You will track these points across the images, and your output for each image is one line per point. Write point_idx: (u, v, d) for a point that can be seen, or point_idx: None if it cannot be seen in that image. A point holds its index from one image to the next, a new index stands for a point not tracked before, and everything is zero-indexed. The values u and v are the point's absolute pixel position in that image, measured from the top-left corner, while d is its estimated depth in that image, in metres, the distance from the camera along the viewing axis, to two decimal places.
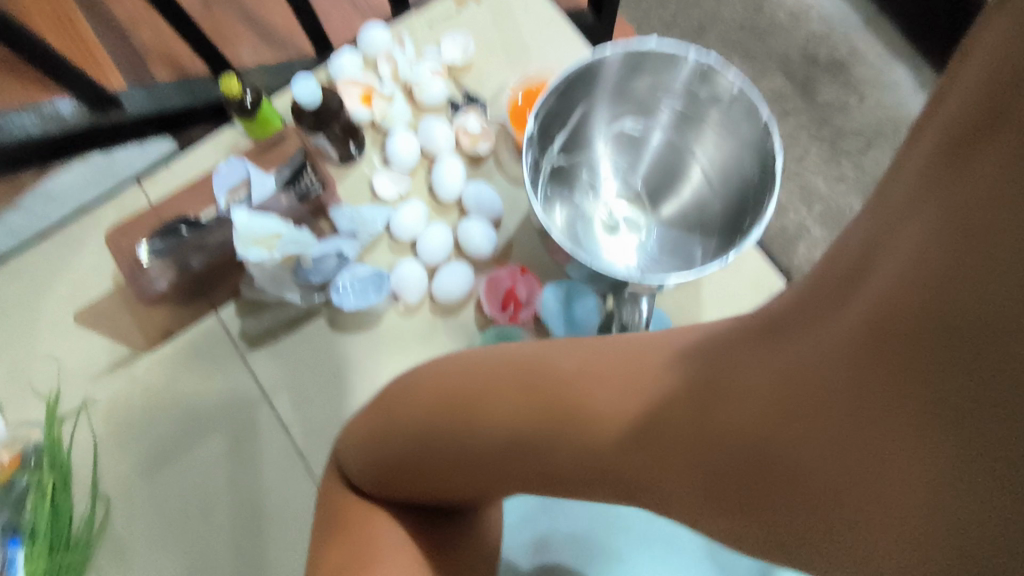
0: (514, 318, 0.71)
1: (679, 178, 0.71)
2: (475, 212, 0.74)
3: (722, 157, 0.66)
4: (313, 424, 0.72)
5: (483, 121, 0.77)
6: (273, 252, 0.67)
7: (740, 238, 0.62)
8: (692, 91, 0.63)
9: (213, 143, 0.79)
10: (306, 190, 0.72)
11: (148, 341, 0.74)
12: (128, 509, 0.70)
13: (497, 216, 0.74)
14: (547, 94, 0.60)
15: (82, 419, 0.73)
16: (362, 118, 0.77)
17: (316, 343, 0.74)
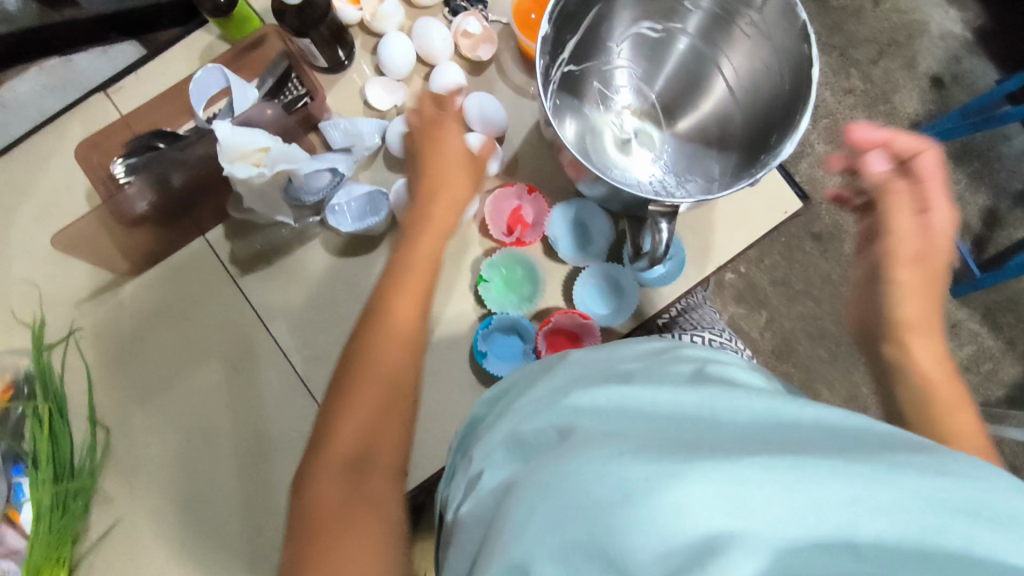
0: (522, 241, 0.68)
1: (700, 91, 0.66)
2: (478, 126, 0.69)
3: (749, 64, 0.60)
4: (313, 350, 0.70)
5: (484, 24, 0.71)
6: (263, 169, 0.61)
7: (764, 155, 0.58)
8: None
9: (185, 46, 0.72)
10: (292, 100, 0.67)
11: (133, 265, 0.70)
12: (128, 436, 0.69)
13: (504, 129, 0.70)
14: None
15: (71, 346, 0.70)
16: (351, 18, 0.70)
17: (312, 267, 0.71)
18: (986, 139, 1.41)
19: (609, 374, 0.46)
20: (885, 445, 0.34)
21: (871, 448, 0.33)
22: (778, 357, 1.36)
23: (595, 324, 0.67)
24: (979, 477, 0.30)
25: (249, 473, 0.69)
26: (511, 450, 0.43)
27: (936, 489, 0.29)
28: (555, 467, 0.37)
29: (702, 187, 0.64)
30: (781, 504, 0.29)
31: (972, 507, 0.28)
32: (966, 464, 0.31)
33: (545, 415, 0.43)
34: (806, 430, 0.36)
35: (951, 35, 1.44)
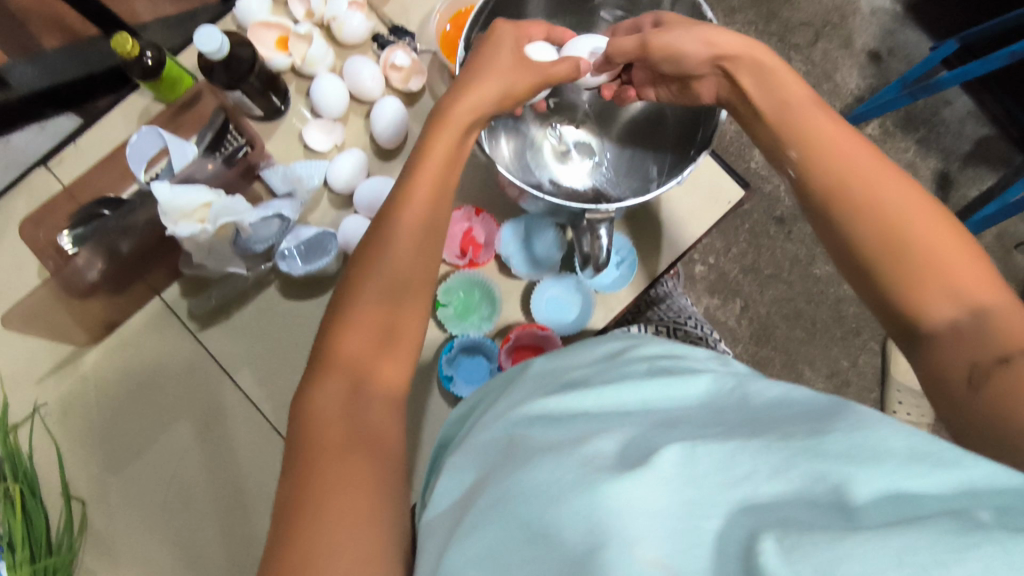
0: (475, 262, 0.68)
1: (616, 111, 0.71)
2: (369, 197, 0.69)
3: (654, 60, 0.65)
4: (281, 398, 0.70)
5: (413, 54, 0.72)
6: (207, 225, 0.61)
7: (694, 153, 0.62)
8: None
9: (120, 111, 0.72)
10: (232, 153, 0.67)
11: (93, 334, 0.70)
12: (105, 508, 0.68)
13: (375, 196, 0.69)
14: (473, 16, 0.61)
15: (38, 423, 0.69)
16: (281, 65, 0.71)
17: (271, 314, 0.71)
18: (929, 105, 1.44)
19: (557, 385, 0.46)
20: (791, 413, 0.35)
21: (789, 420, 0.34)
22: (756, 342, 1.37)
23: (555, 334, 0.67)
24: (867, 424, 0.31)
25: (231, 530, 0.68)
26: (465, 462, 0.42)
27: (819, 441, 0.30)
28: (498, 476, 0.36)
29: (641, 187, 0.67)
30: (684, 479, 0.30)
31: (852, 449, 0.29)
32: (856, 418, 0.32)
33: (494, 427, 0.42)
34: (735, 416, 0.36)
35: (881, 11, 1.48)
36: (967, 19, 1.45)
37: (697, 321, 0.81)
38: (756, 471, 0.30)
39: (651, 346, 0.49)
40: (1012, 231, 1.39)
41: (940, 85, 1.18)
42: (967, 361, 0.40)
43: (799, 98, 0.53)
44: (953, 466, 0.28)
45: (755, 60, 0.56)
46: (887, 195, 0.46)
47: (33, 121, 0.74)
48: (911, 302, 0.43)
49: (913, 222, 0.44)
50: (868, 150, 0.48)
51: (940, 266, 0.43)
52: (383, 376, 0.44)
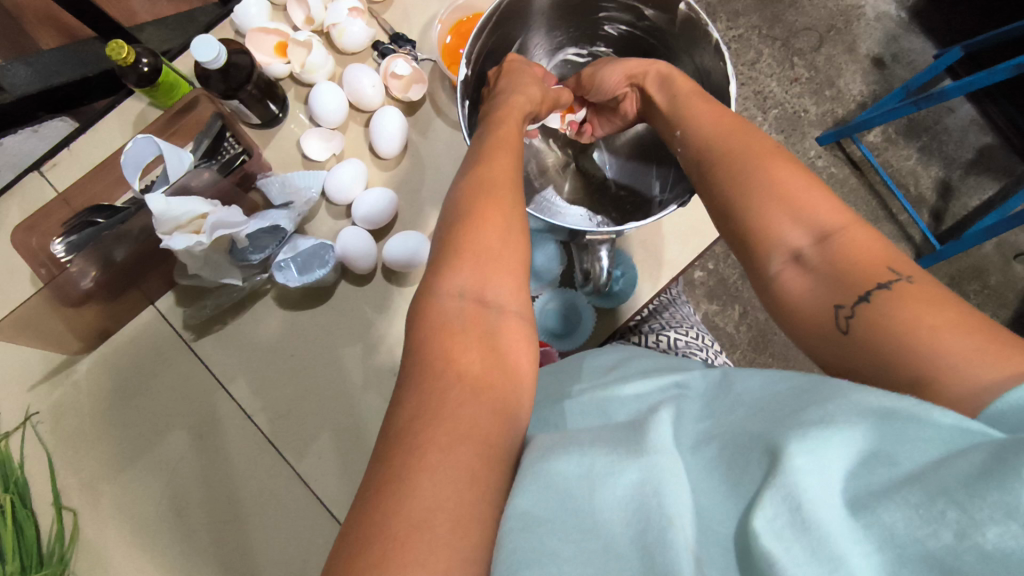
0: None
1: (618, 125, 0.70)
2: (367, 215, 0.68)
3: None
4: (277, 409, 0.69)
5: (414, 63, 0.70)
6: (201, 236, 0.59)
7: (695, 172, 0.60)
8: (636, 11, 0.65)
9: (116, 116, 0.71)
10: (230, 161, 0.66)
11: (86, 342, 0.69)
12: (97, 517, 0.67)
13: (374, 217, 0.68)
14: (478, 27, 0.59)
15: (30, 431, 0.68)
16: (280, 72, 0.70)
17: (266, 323, 0.71)
18: (931, 113, 1.43)
19: (556, 394, 0.47)
20: (775, 394, 0.36)
21: (770, 404, 0.35)
22: (755, 349, 1.37)
23: (554, 349, 0.66)
24: (831, 395, 0.32)
25: (224, 541, 0.67)
26: None
27: (797, 417, 0.32)
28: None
29: (643, 206, 0.66)
30: (693, 478, 0.33)
31: (821, 418, 0.31)
32: (827, 389, 0.33)
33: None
34: (727, 406, 0.37)
35: (886, 16, 1.46)
36: (973, 25, 1.44)
37: (699, 331, 0.80)
38: (751, 464, 0.32)
39: (651, 357, 0.50)
40: (1012, 240, 1.39)
41: (942, 96, 1.18)
42: (832, 303, 0.39)
43: (687, 88, 0.56)
44: (911, 421, 0.29)
45: (647, 69, 0.60)
46: (745, 145, 0.47)
47: (25, 125, 0.73)
48: (768, 237, 0.43)
49: (769, 168, 0.45)
50: (731, 116, 0.50)
51: (797, 204, 0.43)
52: (497, 360, 0.39)
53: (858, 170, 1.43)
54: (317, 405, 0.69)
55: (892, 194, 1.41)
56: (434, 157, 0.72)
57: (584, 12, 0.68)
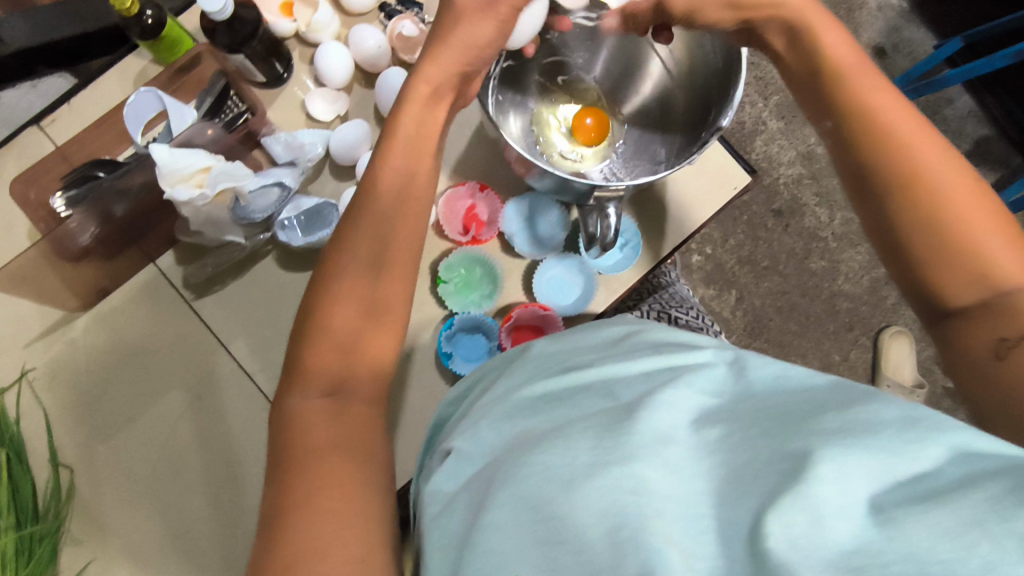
0: (478, 239, 0.68)
1: (640, 70, 0.66)
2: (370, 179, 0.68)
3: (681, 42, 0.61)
4: (276, 370, 0.69)
5: (421, 25, 0.71)
6: (204, 190, 0.59)
7: (703, 135, 0.60)
8: None
9: (117, 72, 0.70)
10: (233, 120, 0.66)
11: (84, 300, 0.68)
12: (94, 476, 0.67)
13: None
14: None
15: (25, 388, 0.67)
16: (286, 30, 0.69)
17: (268, 285, 0.70)
18: (930, 103, 1.44)
19: (554, 364, 0.47)
20: (791, 391, 0.37)
21: (788, 404, 0.35)
22: (750, 334, 1.37)
23: (557, 315, 0.67)
24: (855, 405, 0.33)
25: (221, 501, 0.67)
26: (488, 424, 0.43)
27: (824, 422, 0.32)
28: (513, 461, 0.37)
29: (651, 171, 0.66)
30: (705, 476, 0.33)
31: (854, 427, 0.31)
32: (850, 400, 0.34)
33: (484, 420, 0.43)
34: (742, 398, 0.37)
35: (888, 6, 1.47)
36: (974, 17, 1.44)
37: (699, 311, 0.81)
38: (764, 466, 0.32)
39: (655, 330, 0.49)
40: None
41: (942, 83, 1.18)
42: (995, 334, 0.39)
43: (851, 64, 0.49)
44: (933, 432, 0.30)
45: (799, 13, 0.50)
46: (938, 176, 0.43)
47: (23, 79, 0.73)
48: (937, 277, 0.42)
49: (949, 189, 0.42)
50: (922, 127, 0.45)
51: (977, 251, 0.41)
52: (379, 344, 0.44)
53: None
54: None
55: None
56: None
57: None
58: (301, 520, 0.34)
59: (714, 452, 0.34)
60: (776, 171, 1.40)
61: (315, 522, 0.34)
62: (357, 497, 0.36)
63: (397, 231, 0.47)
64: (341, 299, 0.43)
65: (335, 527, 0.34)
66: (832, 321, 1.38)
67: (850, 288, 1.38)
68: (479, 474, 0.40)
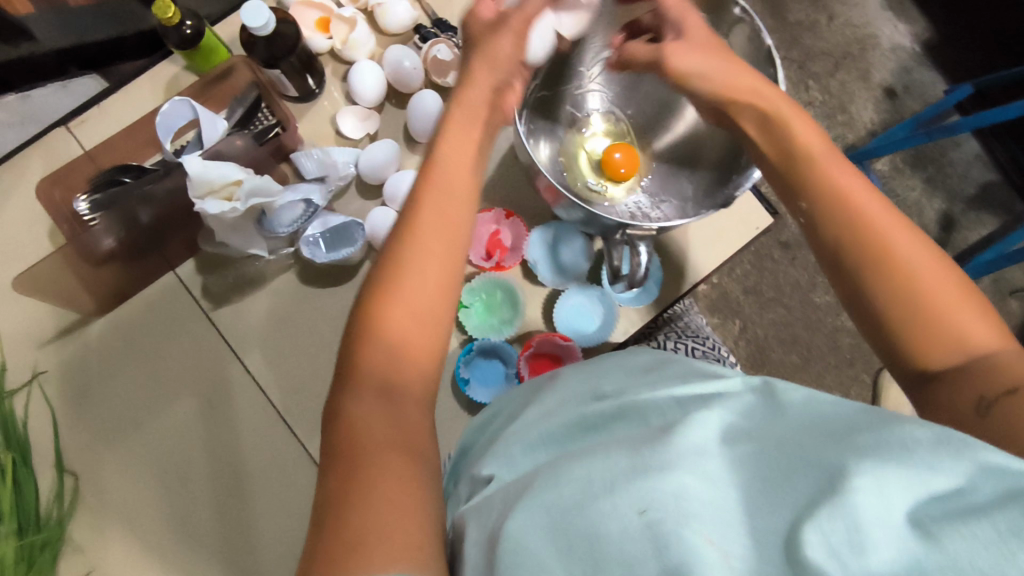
0: (501, 265, 0.68)
1: (674, 113, 0.67)
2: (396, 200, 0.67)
3: None
4: (291, 384, 0.69)
5: (455, 50, 0.71)
6: (235, 204, 0.59)
7: (728, 183, 0.60)
8: None
9: (149, 77, 0.70)
10: (263, 132, 0.66)
11: (101, 304, 0.67)
12: (99, 483, 0.66)
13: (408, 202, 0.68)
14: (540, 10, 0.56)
15: (36, 390, 0.66)
16: (321, 46, 0.69)
17: (288, 298, 0.70)
18: (938, 145, 1.46)
19: (585, 391, 0.47)
20: (820, 412, 0.36)
21: (819, 425, 0.35)
22: (752, 364, 1.38)
23: (576, 346, 0.66)
24: (882, 426, 0.33)
25: (227, 514, 0.66)
26: (519, 448, 0.43)
27: (857, 441, 0.32)
28: (544, 471, 0.37)
29: (680, 209, 0.66)
30: (738, 487, 0.33)
31: (884, 444, 0.31)
32: (880, 422, 0.34)
33: (517, 443, 0.43)
34: (774, 416, 0.37)
35: (901, 48, 1.49)
36: (985, 64, 1.47)
37: (713, 342, 0.81)
38: (798, 481, 0.32)
39: (688, 359, 0.49)
40: (1007, 276, 1.42)
41: (954, 128, 1.18)
42: (975, 393, 0.37)
43: (820, 152, 0.47)
44: (963, 447, 0.30)
45: (768, 100, 0.50)
46: (905, 256, 0.42)
47: (54, 80, 0.71)
48: (918, 342, 0.40)
49: (913, 259, 0.41)
50: (890, 210, 0.44)
51: (948, 319, 0.40)
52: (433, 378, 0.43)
53: None
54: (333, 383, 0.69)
55: None
56: None
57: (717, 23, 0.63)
58: (361, 503, 0.33)
59: (745, 466, 0.34)
60: (784, 204, 1.42)
61: (371, 508, 0.33)
62: (411, 491, 0.35)
63: (446, 230, 0.45)
64: (391, 302, 0.42)
65: (395, 511, 0.33)
66: (834, 355, 1.39)
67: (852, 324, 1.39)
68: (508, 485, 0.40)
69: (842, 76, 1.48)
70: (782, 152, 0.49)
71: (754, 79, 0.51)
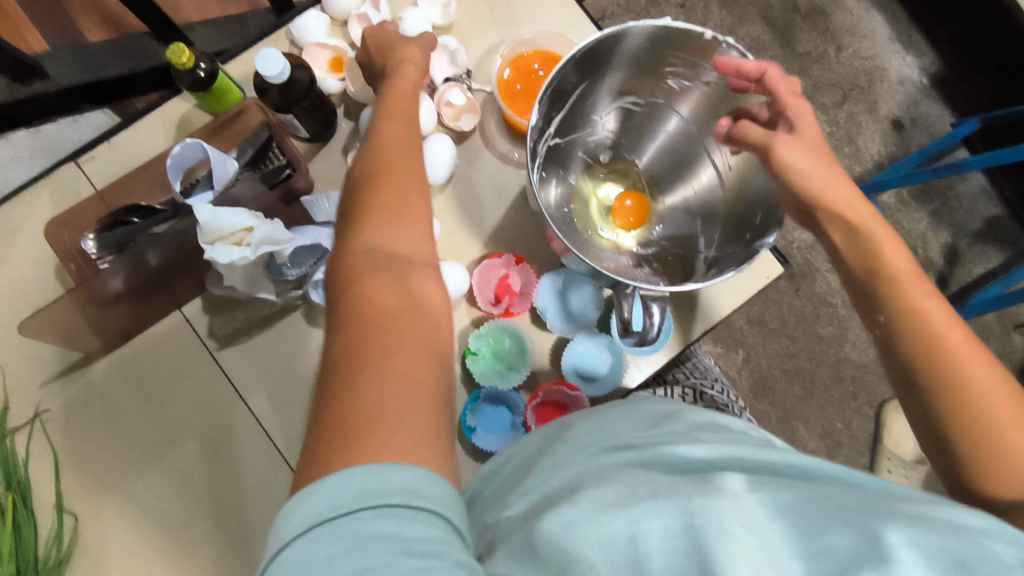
0: (510, 311, 0.68)
1: (690, 169, 0.68)
2: None
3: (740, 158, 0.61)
4: (296, 427, 0.68)
5: (468, 94, 0.71)
6: (246, 251, 0.58)
7: (740, 247, 0.60)
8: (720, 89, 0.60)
9: (161, 114, 0.70)
10: (274, 174, 0.65)
11: (107, 343, 0.67)
12: (99, 524, 0.65)
13: None
14: (560, 64, 0.56)
15: (38, 428, 0.66)
16: (333, 88, 0.70)
17: (295, 341, 0.70)
18: (944, 178, 1.46)
19: (609, 435, 0.46)
20: (869, 489, 0.35)
21: (867, 494, 0.34)
22: (755, 395, 1.37)
23: (584, 395, 0.66)
24: (937, 507, 0.32)
25: (229, 559, 0.66)
26: (542, 488, 0.41)
27: (910, 511, 0.31)
28: (577, 495, 0.36)
29: (687, 262, 0.65)
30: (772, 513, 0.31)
31: (940, 523, 0.30)
32: (935, 502, 0.33)
33: (540, 484, 0.42)
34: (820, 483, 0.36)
35: (909, 80, 1.50)
36: (995, 98, 1.47)
37: (722, 385, 0.80)
38: (837, 524, 0.30)
39: (698, 413, 0.48)
40: (1011, 311, 1.42)
41: (963, 167, 1.19)
42: None
43: (904, 271, 0.47)
44: (1022, 548, 0.29)
45: (847, 204, 0.50)
46: (983, 389, 0.41)
47: (68, 114, 0.70)
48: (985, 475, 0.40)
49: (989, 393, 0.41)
50: (975, 343, 0.43)
51: (1021, 460, 0.39)
52: None
53: None
54: None
55: None
56: (480, 187, 0.72)
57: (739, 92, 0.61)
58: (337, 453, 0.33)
59: (783, 499, 0.32)
60: (790, 235, 1.41)
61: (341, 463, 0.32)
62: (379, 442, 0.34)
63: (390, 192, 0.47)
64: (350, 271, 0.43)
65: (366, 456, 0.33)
66: (837, 388, 1.38)
67: (856, 356, 1.39)
68: (529, 516, 0.38)
69: (849, 107, 1.48)
70: (859, 255, 0.49)
71: (839, 179, 0.51)
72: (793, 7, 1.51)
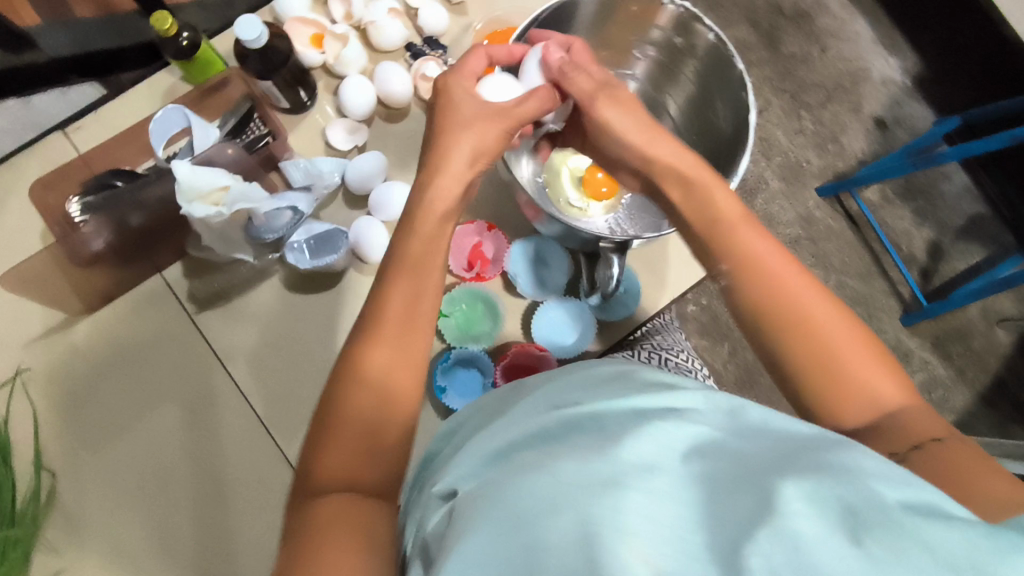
0: (482, 276, 0.69)
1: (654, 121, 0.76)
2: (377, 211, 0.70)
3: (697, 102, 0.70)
4: (272, 390, 0.69)
5: (444, 67, 0.74)
6: (221, 208, 0.61)
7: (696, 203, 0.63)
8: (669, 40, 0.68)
9: (147, 85, 0.73)
10: (253, 141, 0.68)
11: (89, 305, 0.69)
12: (76, 484, 0.66)
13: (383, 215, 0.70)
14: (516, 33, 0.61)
15: (18, 387, 0.67)
16: (314, 61, 0.72)
17: (274, 305, 0.71)
18: (928, 176, 1.48)
19: (550, 399, 0.45)
20: (777, 437, 0.35)
21: (773, 446, 0.34)
22: (740, 388, 1.38)
23: (551, 355, 0.68)
24: (836, 456, 0.32)
25: (205, 521, 0.67)
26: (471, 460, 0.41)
27: (808, 465, 0.31)
28: (492, 485, 0.36)
29: (653, 225, 0.68)
30: (678, 495, 0.31)
31: (833, 472, 0.30)
32: (837, 452, 0.32)
33: (472, 452, 0.42)
34: (727, 436, 0.35)
35: (891, 81, 1.53)
36: (977, 97, 1.49)
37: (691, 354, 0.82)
38: (742, 496, 0.30)
39: (647, 371, 0.47)
40: (995, 306, 1.42)
41: (941, 158, 1.20)
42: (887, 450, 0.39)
43: (736, 215, 0.49)
44: (914, 487, 0.30)
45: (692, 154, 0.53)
46: (817, 319, 0.43)
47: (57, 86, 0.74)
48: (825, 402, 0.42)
49: (818, 323, 0.43)
50: (805, 278, 0.45)
51: (856, 381, 0.42)
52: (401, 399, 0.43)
53: (856, 225, 1.46)
54: (313, 389, 0.70)
55: (885, 250, 1.45)
56: None
57: (685, 40, 0.66)
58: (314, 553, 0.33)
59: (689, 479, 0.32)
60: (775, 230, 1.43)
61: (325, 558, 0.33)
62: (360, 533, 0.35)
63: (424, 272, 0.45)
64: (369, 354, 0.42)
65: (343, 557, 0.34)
66: None
67: None
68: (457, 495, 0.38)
69: (833, 106, 1.51)
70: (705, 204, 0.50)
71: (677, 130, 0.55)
72: (777, 10, 1.54)
